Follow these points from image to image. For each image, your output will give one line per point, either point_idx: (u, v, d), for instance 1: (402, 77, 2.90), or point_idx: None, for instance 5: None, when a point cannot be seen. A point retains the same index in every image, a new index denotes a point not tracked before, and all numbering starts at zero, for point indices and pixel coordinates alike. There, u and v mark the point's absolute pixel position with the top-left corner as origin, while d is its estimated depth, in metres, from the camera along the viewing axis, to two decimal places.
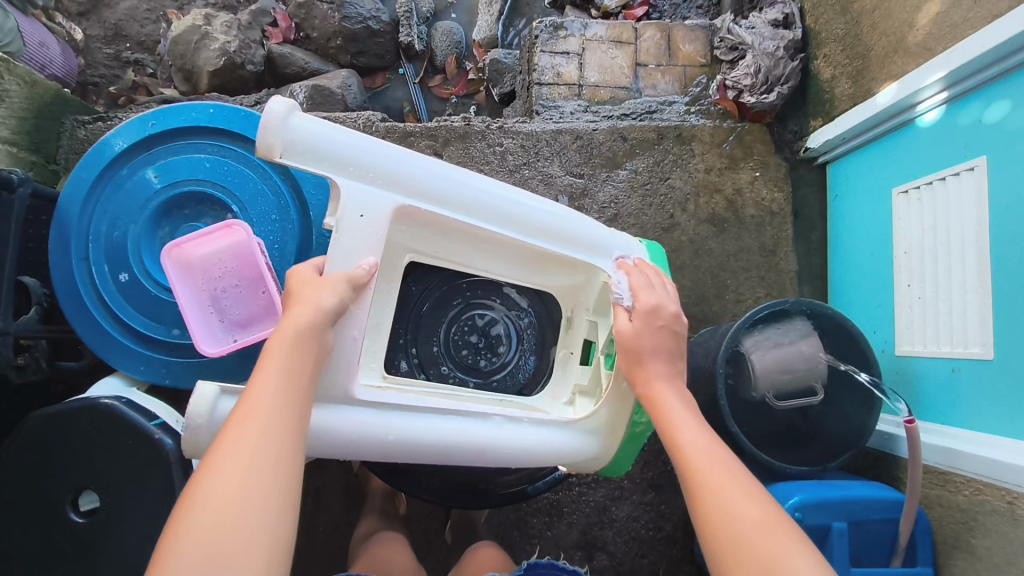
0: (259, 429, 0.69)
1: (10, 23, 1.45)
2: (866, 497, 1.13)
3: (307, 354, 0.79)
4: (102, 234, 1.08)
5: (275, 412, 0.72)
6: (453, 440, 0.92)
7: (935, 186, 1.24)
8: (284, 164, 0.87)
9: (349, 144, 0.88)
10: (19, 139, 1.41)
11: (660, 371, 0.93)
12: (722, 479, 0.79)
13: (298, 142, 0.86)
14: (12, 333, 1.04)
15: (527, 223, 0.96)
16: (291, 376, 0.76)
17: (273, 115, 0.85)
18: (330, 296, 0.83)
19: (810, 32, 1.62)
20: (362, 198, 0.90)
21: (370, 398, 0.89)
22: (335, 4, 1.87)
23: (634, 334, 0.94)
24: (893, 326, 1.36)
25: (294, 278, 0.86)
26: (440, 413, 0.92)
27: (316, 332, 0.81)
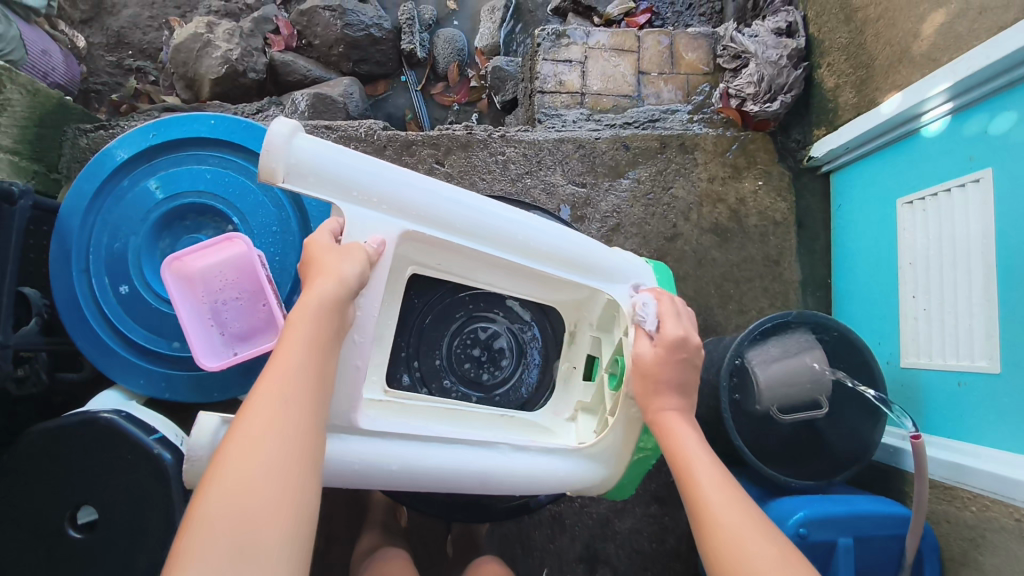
0: (283, 400, 0.69)
1: (13, 32, 1.45)
2: (871, 512, 1.13)
3: (331, 325, 0.77)
4: (103, 246, 1.08)
5: (300, 382, 0.71)
6: (456, 470, 0.91)
7: (940, 198, 1.23)
8: (286, 187, 0.86)
9: (352, 168, 0.87)
10: (20, 148, 1.41)
11: (675, 404, 0.92)
12: (737, 514, 0.78)
13: (300, 166, 0.86)
14: (11, 346, 1.03)
15: (530, 246, 0.96)
16: (315, 345, 0.75)
17: (275, 138, 0.85)
18: (354, 267, 0.81)
19: (814, 40, 1.61)
20: (365, 222, 0.89)
21: (373, 427, 0.88)
22: (337, 12, 1.87)
23: (653, 362, 0.93)
24: (898, 338, 1.35)
25: (312, 246, 0.84)
26: (443, 443, 0.91)
27: (341, 302, 0.79)
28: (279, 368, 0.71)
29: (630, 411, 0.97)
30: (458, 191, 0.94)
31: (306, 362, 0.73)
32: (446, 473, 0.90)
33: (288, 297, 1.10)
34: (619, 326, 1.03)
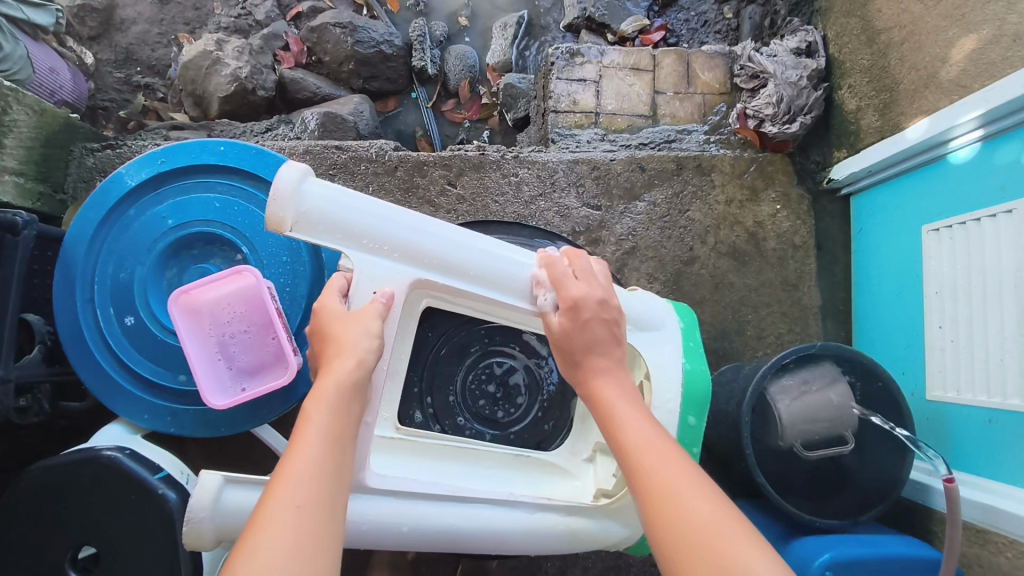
0: (299, 506, 0.66)
1: (19, 51, 1.44)
2: (900, 556, 1.06)
3: (348, 414, 0.76)
4: (108, 276, 1.05)
5: (315, 481, 0.69)
6: (468, 524, 0.88)
7: (969, 227, 1.19)
8: (294, 235, 0.87)
9: (361, 214, 0.87)
10: (26, 169, 1.39)
11: (601, 367, 0.84)
12: (673, 470, 0.72)
13: (310, 213, 0.86)
14: (14, 381, 0.99)
15: (544, 291, 0.93)
16: (331, 439, 0.73)
17: (285, 184, 0.85)
18: (366, 331, 0.82)
19: (834, 61, 1.58)
20: (376, 271, 0.89)
21: (381, 485, 0.85)
22: (348, 28, 1.85)
23: (563, 332, 0.86)
24: (923, 367, 1.31)
25: (322, 312, 0.85)
26: (451, 500, 0.88)
27: (357, 386, 0.79)
28: (293, 467, 0.69)
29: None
30: (473, 233, 0.92)
31: (323, 458, 0.71)
32: (450, 530, 0.88)
33: (297, 329, 1.06)
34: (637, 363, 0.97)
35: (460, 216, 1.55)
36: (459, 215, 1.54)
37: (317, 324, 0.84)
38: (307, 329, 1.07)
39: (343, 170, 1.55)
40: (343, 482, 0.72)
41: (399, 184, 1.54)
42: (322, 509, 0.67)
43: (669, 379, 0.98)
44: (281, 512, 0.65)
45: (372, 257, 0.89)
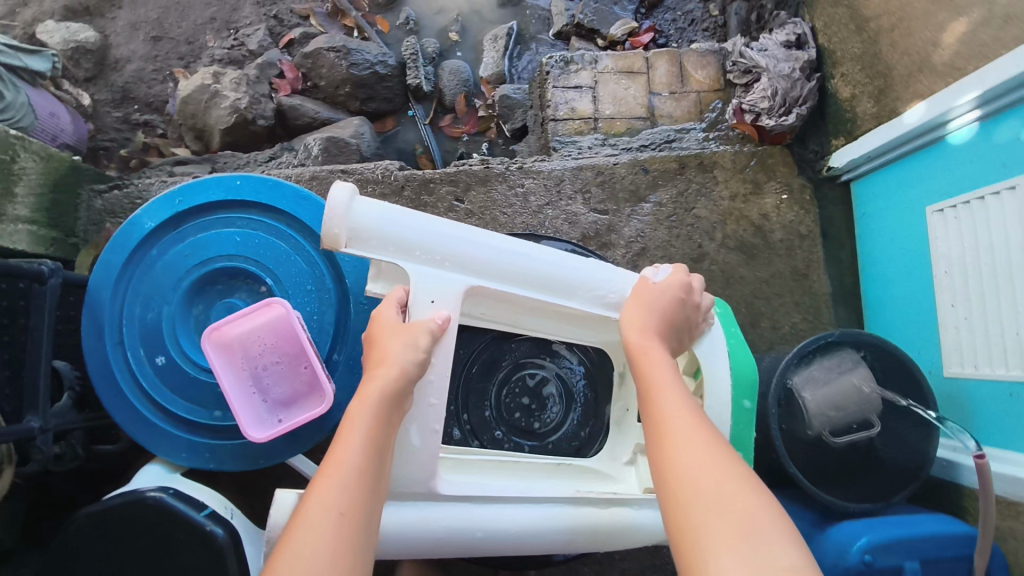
0: (343, 513, 0.71)
1: (21, 99, 1.45)
2: (935, 533, 1.09)
3: (388, 420, 0.80)
4: (136, 317, 1.05)
5: (351, 486, 0.73)
6: (530, 530, 0.91)
7: (974, 206, 1.21)
8: (348, 251, 0.88)
9: (412, 228, 0.88)
10: (39, 216, 1.40)
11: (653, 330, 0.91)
12: (702, 433, 0.78)
13: (362, 230, 0.87)
14: (50, 429, 1.00)
15: (597, 292, 0.95)
16: (372, 444, 0.77)
17: (336, 205, 0.86)
18: (402, 344, 0.85)
19: (825, 51, 1.61)
20: (429, 283, 0.90)
21: (451, 490, 0.90)
22: (342, 52, 1.86)
23: (654, 296, 0.94)
24: (939, 346, 1.33)
25: (377, 325, 0.89)
26: (516, 500, 0.92)
27: (400, 393, 0.82)
28: (337, 472, 0.74)
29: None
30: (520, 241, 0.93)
31: (362, 462, 0.75)
32: (511, 537, 0.90)
33: (328, 356, 1.07)
34: (670, 361, 1.13)
35: None
36: (469, 229, 1.56)
37: (373, 335, 0.89)
38: (337, 356, 1.08)
39: None
40: (381, 486, 0.77)
41: (407, 203, 1.55)
42: (357, 512, 0.72)
43: (716, 367, 1.00)
44: (326, 519, 0.70)
45: (425, 269, 0.90)
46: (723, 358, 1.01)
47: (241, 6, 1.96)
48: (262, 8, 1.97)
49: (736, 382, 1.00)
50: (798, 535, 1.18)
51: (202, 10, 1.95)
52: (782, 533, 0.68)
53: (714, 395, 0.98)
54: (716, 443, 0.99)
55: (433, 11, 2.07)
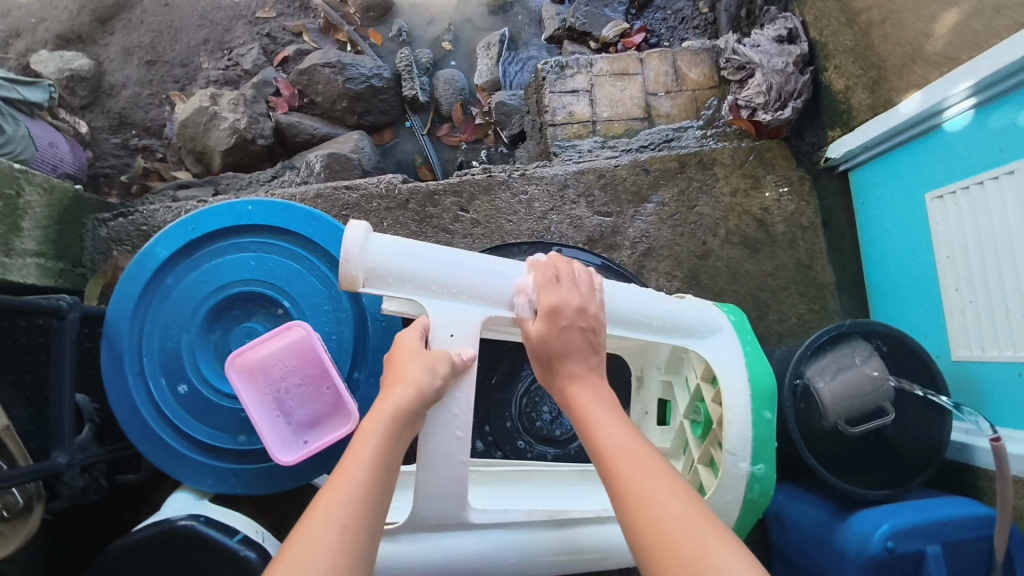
0: (344, 526, 0.68)
1: (21, 131, 1.45)
2: (955, 516, 1.10)
3: (400, 436, 0.80)
4: (156, 347, 1.06)
5: (358, 499, 0.71)
6: (570, 544, 0.91)
7: (973, 191, 1.23)
8: (366, 290, 0.88)
9: (430, 263, 0.87)
10: (46, 249, 1.40)
11: (578, 371, 0.87)
12: (646, 480, 0.72)
13: (379, 268, 0.87)
14: (77, 464, 1.01)
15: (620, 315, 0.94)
16: (381, 459, 0.76)
17: (351, 245, 0.85)
18: (420, 368, 0.83)
19: (817, 44, 1.63)
20: (448, 316, 0.90)
21: (483, 519, 0.88)
22: (337, 67, 1.86)
23: (543, 339, 0.87)
24: (945, 330, 1.35)
25: (398, 346, 0.88)
26: (548, 523, 0.91)
27: (411, 416, 0.82)
28: (342, 485, 0.72)
29: (735, 466, 0.94)
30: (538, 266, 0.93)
31: (371, 476, 0.74)
32: (553, 550, 0.90)
33: (348, 374, 1.08)
34: (686, 367, 1.08)
35: (476, 240, 1.57)
36: (475, 238, 1.57)
37: (394, 356, 0.88)
38: (357, 374, 1.09)
39: (355, 209, 1.57)
40: (383, 506, 0.74)
41: (413, 216, 1.56)
42: (365, 525, 0.70)
43: (733, 378, 0.95)
44: (326, 530, 0.67)
45: (444, 303, 0.90)
46: (740, 368, 0.96)
47: (234, 26, 1.97)
48: (255, 28, 1.98)
49: (755, 393, 0.95)
50: (818, 526, 1.20)
51: (195, 32, 1.96)
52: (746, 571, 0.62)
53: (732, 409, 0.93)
54: (738, 457, 0.94)
55: (425, 20, 2.08)
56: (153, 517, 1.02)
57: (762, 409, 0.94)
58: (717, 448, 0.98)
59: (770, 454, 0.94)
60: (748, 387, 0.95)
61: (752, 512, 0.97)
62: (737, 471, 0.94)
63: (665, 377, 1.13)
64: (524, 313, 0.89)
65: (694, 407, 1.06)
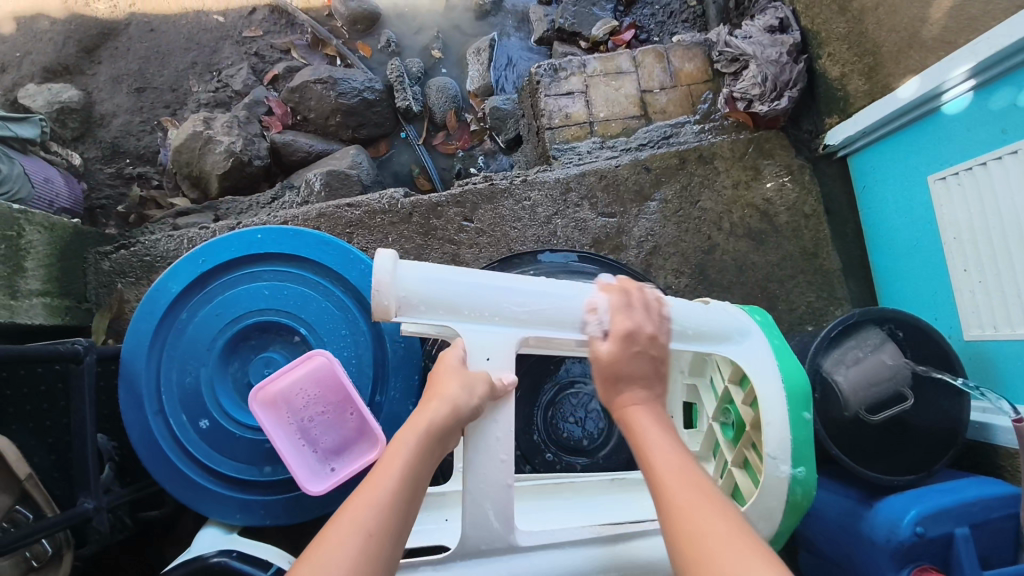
0: (369, 534, 0.71)
1: (16, 169, 1.43)
2: (981, 497, 1.12)
3: (433, 452, 0.82)
4: (174, 383, 1.05)
5: (384, 509, 0.74)
6: (612, 562, 0.88)
7: (976, 172, 1.23)
8: (398, 319, 0.87)
9: (462, 288, 0.87)
10: (50, 287, 1.38)
11: (636, 395, 0.89)
12: (694, 497, 0.75)
13: (411, 296, 0.86)
14: (104, 508, 1.01)
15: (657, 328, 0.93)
16: (413, 473, 0.79)
17: (381, 274, 0.84)
18: (457, 385, 0.83)
19: (809, 32, 1.63)
20: (482, 340, 0.89)
21: (532, 541, 0.86)
22: (328, 83, 1.85)
23: (612, 361, 0.88)
24: (955, 310, 1.35)
25: (439, 369, 0.87)
26: (596, 540, 0.89)
27: (445, 431, 0.82)
28: (372, 493, 0.75)
29: (776, 470, 0.92)
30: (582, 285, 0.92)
31: (400, 488, 0.76)
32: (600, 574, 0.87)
33: (371, 399, 1.08)
34: (710, 369, 1.11)
35: (482, 249, 1.57)
36: (481, 248, 1.56)
37: (435, 375, 0.87)
38: (379, 397, 1.09)
39: (359, 226, 1.56)
40: (410, 516, 0.77)
41: (417, 229, 1.55)
42: (388, 533, 0.73)
43: (765, 377, 0.93)
44: (350, 538, 0.70)
45: (478, 326, 0.89)
46: (772, 370, 0.94)
47: (221, 47, 1.96)
48: (242, 47, 1.97)
49: (789, 393, 0.93)
50: (844, 514, 1.21)
51: (182, 55, 1.94)
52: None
53: (768, 412, 0.91)
54: (779, 459, 0.91)
55: (413, 30, 2.07)
56: (185, 555, 1.02)
57: (799, 410, 0.92)
58: (752, 448, 0.98)
59: (810, 450, 0.92)
60: (782, 388, 0.93)
61: (795, 516, 0.94)
62: (779, 474, 0.91)
63: (691, 381, 1.15)
64: (596, 334, 0.89)
65: (723, 410, 1.07)
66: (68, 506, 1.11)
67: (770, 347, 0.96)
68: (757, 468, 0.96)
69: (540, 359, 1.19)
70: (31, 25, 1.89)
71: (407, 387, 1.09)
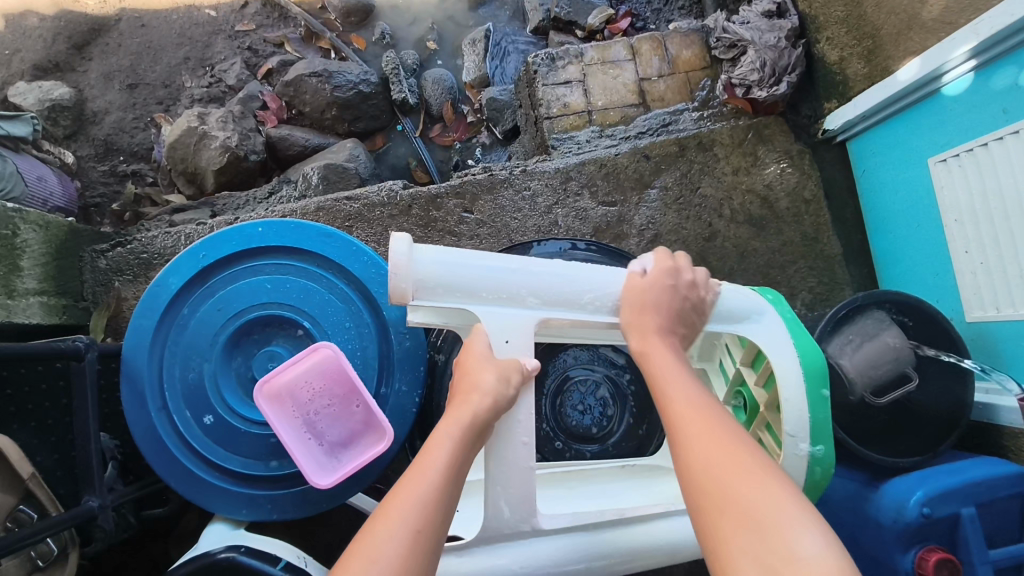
0: (417, 531, 0.71)
1: (9, 168, 1.41)
2: (987, 476, 1.12)
3: (472, 444, 0.81)
4: (177, 379, 1.04)
5: (430, 505, 0.74)
6: (623, 546, 0.89)
7: (977, 153, 1.23)
8: (416, 302, 0.87)
9: (477, 272, 0.86)
10: (46, 286, 1.37)
11: (659, 326, 0.90)
12: (706, 425, 0.79)
13: (427, 279, 0.85)
14: (109, 506, 1.00)
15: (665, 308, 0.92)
16: (453, 467, 0.78)
17: (399, 258, 0.84)
18: (492, 378, 0.83)
19: (807, 17, 1.62)
20: (503, 322, 0.89)
21: (553, 525, 0.86)
22: (323, 76, 1.83)
23: (643, 289, 0.92)
24: (957, 292, 1.34)
25: (466, 356, 0.88)
26: (609, 524, 0.89)
27: (483, 427, 0.82)
28: (416, 489, 0.75)
29: (796, 448, 0.90)
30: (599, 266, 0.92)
31: (442, 483, 0.76)
32: (609, 556, 0.88)
33: (376, 390, 1.07)
34: (720, 352, 1.11)
35: (482, 241, 1.56)
36: (482, 239, 1.55)
37: (463, 362, 0.88)
38: (385, 389, 1.08)
39: (358, 220, 1.54)
40: (453, 508, 0.77)
41: (417, 221, 1.54)
42: (434, 529, 0.73)
43: (783, 357, 0.91)
44: (398, 534, 0.70)
45: (498, 309, 0.89)
46: (789, 349, 0.92)
47: (213, 41, 1.93)
48: (235, 41, 1.94)
49: (807, 373, 0.91)
50: (850, 497, 1.21)
51: (174, 51, 1.91)
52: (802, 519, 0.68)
53: (787, 387, 0.90)
54: (799, 437, 0.90)
55: (407, 21, 2.05)
56: (191, 552, 1.01)
57: (818, 389, 0.90)
58: (767, 429, 0.98)
59: (830, 432, 0.90)
60: (800, 365, 0.91)
61: (816, 493, 0.94)
62: (799, 452, 0.90)
63: (699, 366, 1.14)
64: (636, 273, 0.94)
65: (734, 393, 1.07)
66: (72, 506, 1.10)
67: (786, 323, 0.94)
68: (775, 451, 0.95)
69: (546, 347, 1.18)
70: (19, 22, 1.86)
71: (413, 379, 1.08)
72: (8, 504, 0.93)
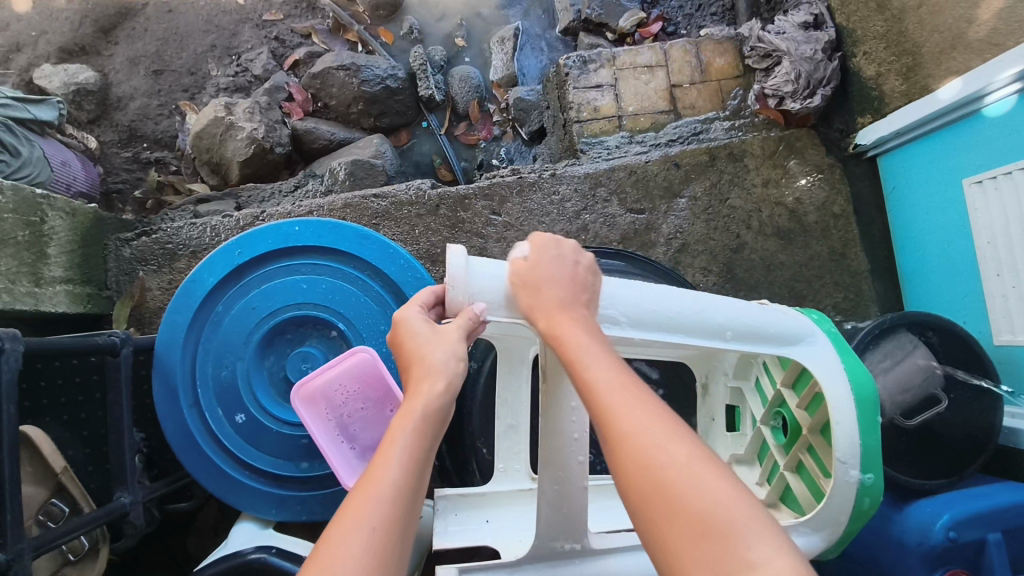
0: (374, 527, 0.66)
1: (36, 153, 1.40)
2: (1016, 504, 1.11)
3: (433, 435, 0.77)
4: (210, 375, 1.03)
5: (389, 502, 0.68)
6: None
7: (1014, 177, 1.22)
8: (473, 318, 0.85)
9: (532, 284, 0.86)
10: (72, 274, 1.36)
11: (562, 301, 0.82)
12: (637, 413, 0.69)
13: (485, 294, 0.84)
14: (140, 502, 1.00)
15: (731, 332, 0.92)
16: (413, 457, 0.73)
17: (456, 272, 0.83)
18: (459, 361, 0.81)
19: (844, 29, 1.61)
20: None
21: (605, 545, 0.86)
22: (352, 69, 1.80)
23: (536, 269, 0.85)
24: (985, 315, 1.33)
25: (407, 335, 0.83)
26: None
27: (440, 417, 0.78)
28: (373, 488, 0.69)
29: (845, 474, 0.90)
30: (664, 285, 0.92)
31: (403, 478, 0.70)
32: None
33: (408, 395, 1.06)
34: (757, 371, 1.11)
35: (510, 244, 1.55)
36: (509, 242, 1.54)
37: (412, 336, 0.83)
38: None
39: (385, 217, 1.53)
40: (418, 504, 0.71)
41: (445, 222, 1.53)
42: (397, 527, 0.67)
43: (834, 383, 0.91)
44: (361, 532, 0.65)
45: None
46: (841, 374, 0.92)
47: (240, 30, 1.91)
48: (262, 31, 1.92)
49: (859, 400, 0.91)
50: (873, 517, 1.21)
51: (201, 38, 1.89)
52: (753, 523, 0.60)
53: (840, 412, 0.89)
54: (849, 464, 0.89)
55: (435, 17, 2.03)
56: (220, 551, 1.01)
57: (870, 416, 0.91)
58: (808, 451, 0.98)
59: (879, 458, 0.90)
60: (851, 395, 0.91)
61: (859, 519, 0.93)
62: (850, 479, 0.89)
63: (735, 384, 1.14)
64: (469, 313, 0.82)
65: (773, 414, 1.07)
66: (99, 498, 1.11)
67: (835, 349, 0.94)
68: (819, 476, 0.95)
69: None
70: (46, 3, 1.84)
71: None
72: (39, 497, 0.94)
